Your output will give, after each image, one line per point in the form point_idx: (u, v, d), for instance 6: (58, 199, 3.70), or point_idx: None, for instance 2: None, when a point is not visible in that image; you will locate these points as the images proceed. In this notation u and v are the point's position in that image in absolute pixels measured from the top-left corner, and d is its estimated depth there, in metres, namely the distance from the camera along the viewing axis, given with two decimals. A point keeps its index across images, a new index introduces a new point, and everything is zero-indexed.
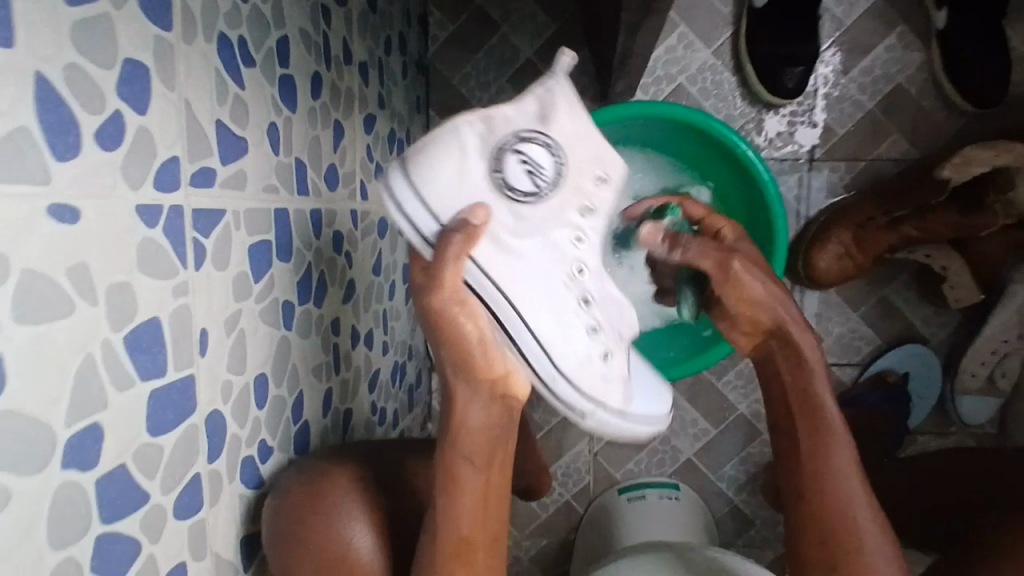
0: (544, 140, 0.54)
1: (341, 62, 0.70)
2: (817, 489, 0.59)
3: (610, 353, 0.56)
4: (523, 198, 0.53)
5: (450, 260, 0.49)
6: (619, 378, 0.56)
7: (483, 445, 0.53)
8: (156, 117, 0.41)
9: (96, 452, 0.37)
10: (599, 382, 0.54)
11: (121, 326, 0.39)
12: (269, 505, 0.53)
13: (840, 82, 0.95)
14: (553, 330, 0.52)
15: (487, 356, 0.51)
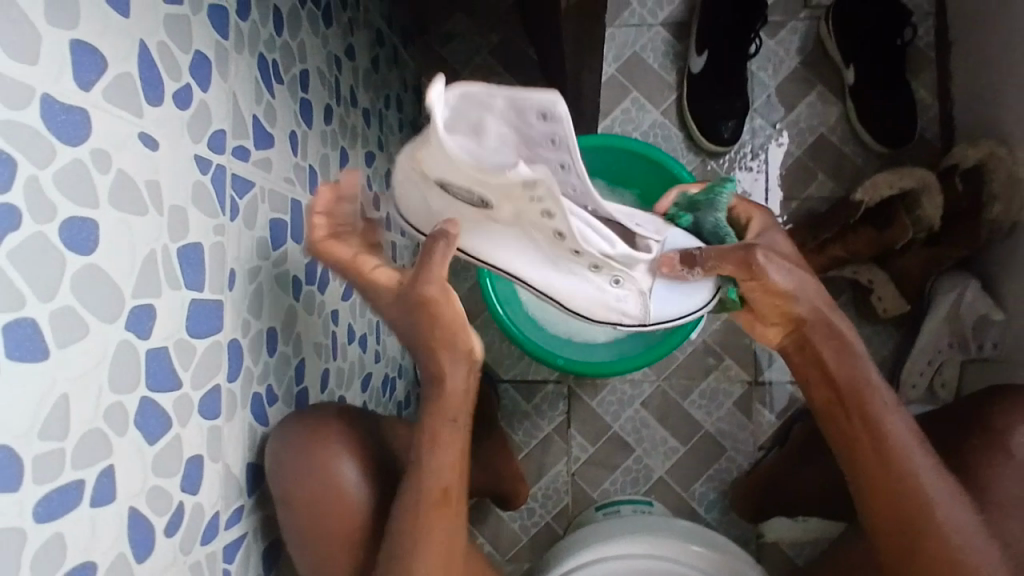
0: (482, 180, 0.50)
1: (348, 103, 0.86)
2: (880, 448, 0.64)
3: (622, 279, 0.63)
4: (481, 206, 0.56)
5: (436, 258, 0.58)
6: (638, 293, 0.65)
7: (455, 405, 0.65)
8: (213, 97, 0.56)
9: (150, 327, 0.48)
10: (615, 301, 0.65)
11: (176, 238, 0.51)
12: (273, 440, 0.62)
13: (771, 133, 1.11)
14: (556, 284, 0.63)
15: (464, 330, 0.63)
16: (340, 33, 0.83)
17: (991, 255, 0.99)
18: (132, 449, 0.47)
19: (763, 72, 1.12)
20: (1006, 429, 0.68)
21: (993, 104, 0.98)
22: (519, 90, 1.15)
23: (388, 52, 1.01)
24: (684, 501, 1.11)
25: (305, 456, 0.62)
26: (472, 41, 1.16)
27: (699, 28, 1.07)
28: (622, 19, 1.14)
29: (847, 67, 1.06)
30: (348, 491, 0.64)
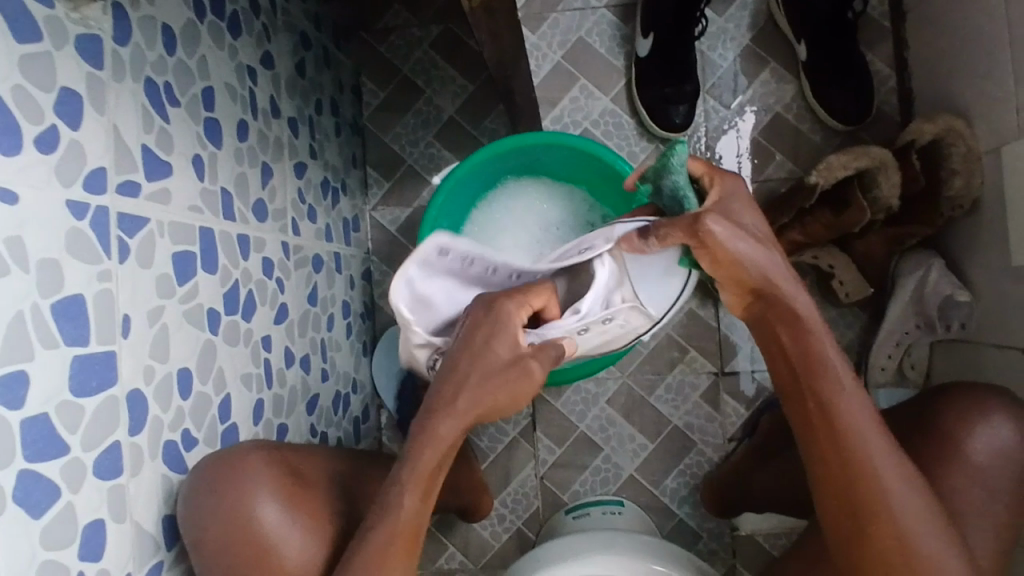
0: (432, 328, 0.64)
1: (269, 115, 0.81)
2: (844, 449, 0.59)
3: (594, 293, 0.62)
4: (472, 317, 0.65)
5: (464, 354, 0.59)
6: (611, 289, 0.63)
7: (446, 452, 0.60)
8: (86, 134, 0.52)
9: (24, 395, 0.45)
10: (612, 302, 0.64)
11: (48, 294, 0.47)
12: (188, 482, 0.59)
13: (725, 115, 1.07)
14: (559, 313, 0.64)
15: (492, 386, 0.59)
16: (253, 42, 0.78)
17: (954, 231, 0.95)
18: (13, 527, 0.44)
19: (714, 51, 1.07)
20: (963, 433, 0.64)
21: (950, 74, 0.93)
22: (462, 84, 1.10)
23: (316, 55, 0.96)
24: (655, 498, 1.08)
25: (218, 499, 0.59)
26: (410, 35, 1.10)
27: (644, 9, 1.02)
28: (565, 2, 1.09)
29: (799, 43, 1.02)
30: (269, 532, 0.60)
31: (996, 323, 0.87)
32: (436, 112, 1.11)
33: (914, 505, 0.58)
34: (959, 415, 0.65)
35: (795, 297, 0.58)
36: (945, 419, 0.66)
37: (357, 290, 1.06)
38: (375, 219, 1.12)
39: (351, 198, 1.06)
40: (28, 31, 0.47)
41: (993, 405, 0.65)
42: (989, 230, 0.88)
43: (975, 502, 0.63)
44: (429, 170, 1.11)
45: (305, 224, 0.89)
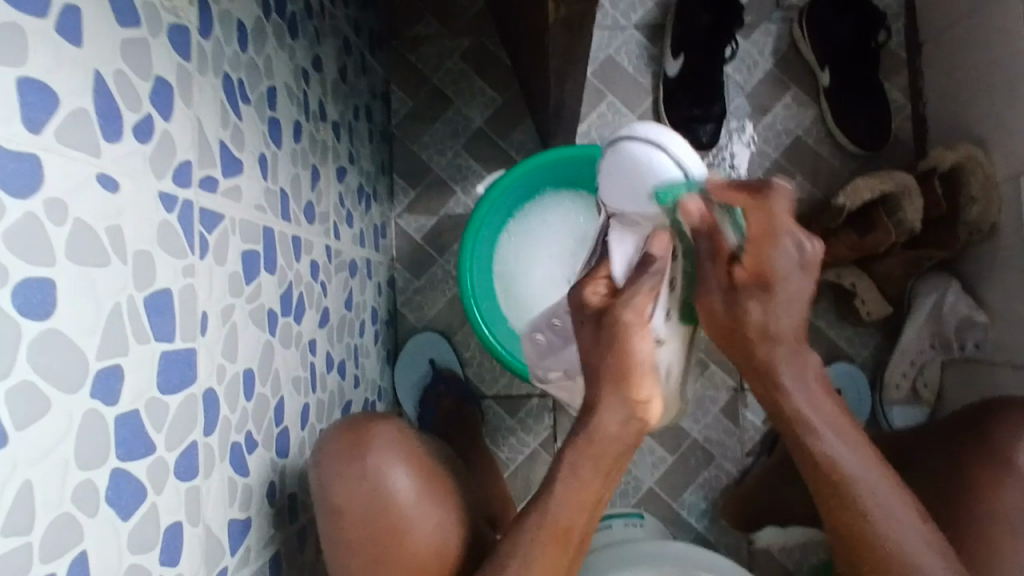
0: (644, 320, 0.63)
1: (318, 118, 0.81)
2: (835, 491, 0.61)
3: None
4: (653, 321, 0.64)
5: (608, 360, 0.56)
6: None
7: (605, 451, 0.57)
8: (176, 126, 0.51)
9: (118, 390, 0.43)
10: None
11: (142, 287, 0.46)
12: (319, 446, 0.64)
13: (748, 136, 1.11)
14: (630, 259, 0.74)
15: (642, 374, 0.57)
16: (307, 45, 0.78)
17: (969, 256, 1.00)
18: (107, 528, 0.42)
19: (739, 74, 1.11)
20: (1008, 448, 0.68)
21: (970, 105, 0.98)
22: (492, 96, 1.11)
23: (355, 60, 0.96)
24: (673, 511, 1.09)
25: (343, 464, 0.62)
26: (442, 45, 1.11)
27: (676, 30, 1.04)
28: (596, 21, 1.11)
29: (822, 70, 1.06)
30: (405, 507, 0.62)
31: (1012, 344, 0.91)
32: (465, 122, 1.11)
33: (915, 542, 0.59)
34: (1006, 434, 0.69)
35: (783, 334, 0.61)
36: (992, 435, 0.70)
37: (383, 296, 1.05)
38: (400, 226, 1.12)
39: (380, 205, 1.05)
40: (129, 17, 0.45)
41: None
42: (1006, 255, 0.92)
43: (1022, 520, 0.65)
44: (456, 180, 1.11)
45: (344, 228, 0.89)
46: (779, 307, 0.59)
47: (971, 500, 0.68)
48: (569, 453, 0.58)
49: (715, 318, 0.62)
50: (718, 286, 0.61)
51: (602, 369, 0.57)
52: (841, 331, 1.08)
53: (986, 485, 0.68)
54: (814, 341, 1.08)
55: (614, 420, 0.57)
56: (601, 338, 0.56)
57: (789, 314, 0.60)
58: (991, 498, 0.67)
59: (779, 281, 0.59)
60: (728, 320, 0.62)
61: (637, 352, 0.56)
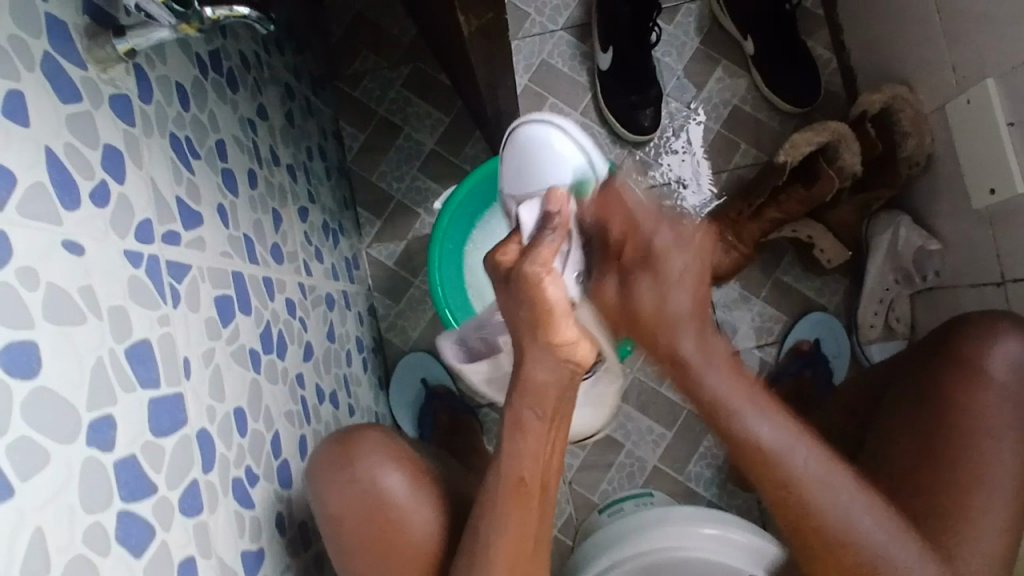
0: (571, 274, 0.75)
1: (271, 163, 0.85)
2: (767, 472, 0.65)
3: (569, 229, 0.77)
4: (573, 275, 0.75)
5: (527, 300, 0.57)
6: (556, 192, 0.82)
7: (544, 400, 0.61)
8: (131, 188, 0.54)
9: (112, 437, 0.46)
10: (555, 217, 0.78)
11: (121, 339, 0.49)
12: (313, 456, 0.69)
13: (688, 113, 1.15)
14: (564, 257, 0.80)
15: (562, 319, 0.57)
16: (249, 96, 0.82)
17: (915, 189, 1.04)
18: (121, 567, 0.45)
19: (669, 56, 1.15)
20: (979, 357, 0.71)
21: (887, 48, 1.03)
22: (439, 117, 1.15)
23: (300, 104, 1.00)
24: (681, 484, 1.12)
25: (343, 470, 0.67)
26: (382, 77, 1.15)
27: (601, 25, 1.09)
28: (525, 29, 1.16)
29: (746, 39, 1.11)
30: (399, 501, 0.67)
31: (967, 265, 0.95)
32: (417, 146, 1.15)
33: (850, 506, 0.65)
34: (974, 343, 0.72)
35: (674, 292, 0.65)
36: (970, 344, 0.72)
37: (366, 325, 1.08)
38: (371, 256, 1.15)
39: (347, 238, 1.09)
40: (70, 93, 0.49)
41: (1005, 326, 0.72)
42: (946, 182, 0.97)
43: (1002, 421, 0.68)
44: (418, 202, 1.15)
45: (314, 265, 0.92)
46: (665, 282, 0.65)
47: (952, 418, 0.70)
48: (513, 403, 0.62)
49: (635, 307, 0.67)
50: (612, 277, 0.70)
51: (524, 318, 0.58)
52: (809, 283, 1.11)
53: (970, 395, 0.70)
54: (785, 297, 1.11)
55: (544, 370, 0.60)
56: (513, 289, 0.58)
57: (673, 300, 0.65)
58: (972, 408, 0.69)
59: (659, 256, 0.66)
60: (618, 302, 0.70)
61: (551, 297, 0.56)
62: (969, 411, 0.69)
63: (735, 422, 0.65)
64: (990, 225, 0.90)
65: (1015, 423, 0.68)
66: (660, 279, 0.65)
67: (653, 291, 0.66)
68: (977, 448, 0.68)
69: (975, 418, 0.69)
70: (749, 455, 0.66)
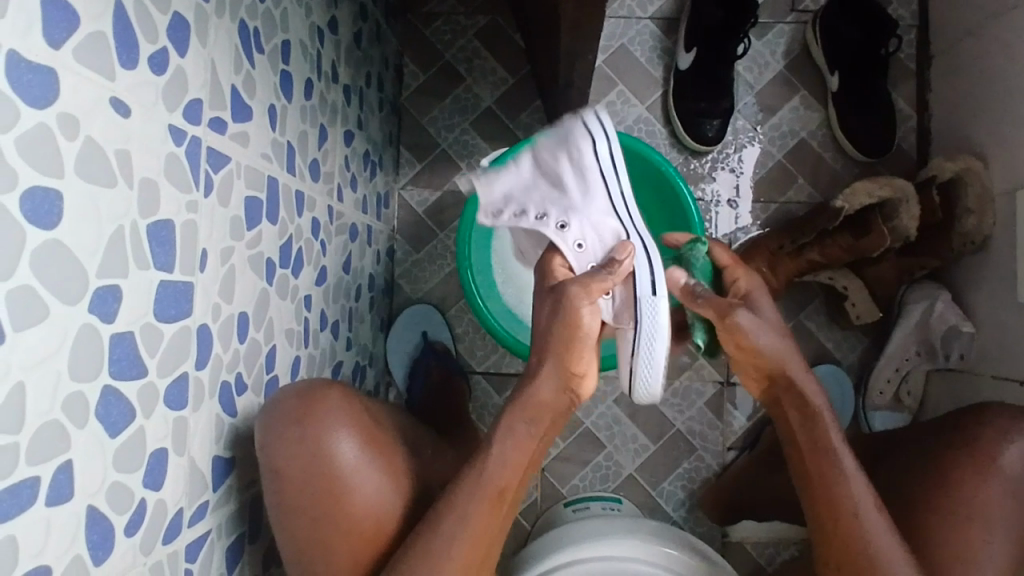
0: (576, 159, 0.74)
1: (329, 78, 0.82)
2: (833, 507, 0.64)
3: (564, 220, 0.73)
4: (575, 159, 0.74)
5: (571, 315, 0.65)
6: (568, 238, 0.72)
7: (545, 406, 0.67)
8: (190, 64, 0.52)
9: (116, 310, 0.44)
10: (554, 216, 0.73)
11: (146, 215, 0.47)
12: (277, 392, 0.66)
13: (753, 135, 1.12)
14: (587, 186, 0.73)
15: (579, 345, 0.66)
16: (324, 5, 0.79)
17: (961, 267, 1.01)
18: (93, 442, 0.43)
19: (749, 73, 1.12)
20: (991, 451, 0.68)
21: (972, 119, 1.00)
22: (503, 76, 1.12)
23: (371, 29, 0.98)
24: (651, 499, 1.11)
25: (299, 430, 0.63)
26: (458, 23, 1.12)
27: (690, 23, 1.06)
28: (612, 9, 1.12)
29: (832, 74, 1.08)
30: (348, 470, 0.65)
31: (995, 355, 0.92)
32: (474, 100, 1.12)
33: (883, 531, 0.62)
34: (990, 434, 0.69)
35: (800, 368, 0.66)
36: (976, 440, 0.70)
37: (381, 265, 1.06)
38: (403, 198, 1.13)
39: (384, 174, 1.06)
40: None
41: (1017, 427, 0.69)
42: (997, 267, 0.94)
43: (1001, 520, 0.65)
44: (462, 156, 1.12)
45: (347, 192, 0.90)
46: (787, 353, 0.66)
47: (939, 510, 0.67)
48: (512, 411, 0.66)
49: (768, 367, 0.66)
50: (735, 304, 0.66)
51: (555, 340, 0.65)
52: (830, 334, 1.09)
53: (964, 490, 0.67)
54: (802, 342, 1.09)
55: (549, 388, 0.67)
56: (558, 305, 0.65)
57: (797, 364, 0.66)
58: (963, 502, 0.67)
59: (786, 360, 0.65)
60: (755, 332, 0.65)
61: (583, 324, 0.65)
62: (955, 504, 0.67)
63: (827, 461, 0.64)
64: None
65: (1006, 527, 0.65)
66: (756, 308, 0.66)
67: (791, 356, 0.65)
68: (958, 543, 0.65)
69: (964, 514, 0.66)
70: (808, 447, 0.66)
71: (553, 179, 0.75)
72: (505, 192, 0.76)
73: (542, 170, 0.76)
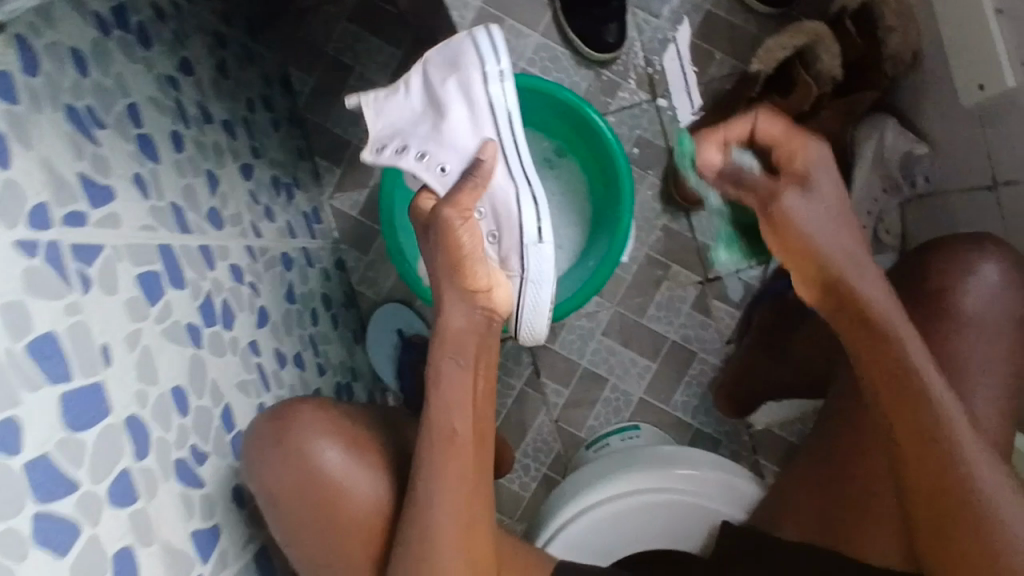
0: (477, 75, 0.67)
1: (201, 121, 0.80)
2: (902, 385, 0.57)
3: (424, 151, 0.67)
4: (456, 78, 0.67)
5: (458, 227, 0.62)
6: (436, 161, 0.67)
7: (457, 339, 0.65)
8: (19, 170, 0.50)
9: (18, 440, 0.44)
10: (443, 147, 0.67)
11: (18, 337, 0.46)
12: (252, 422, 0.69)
13: (656, 25, 1.06)
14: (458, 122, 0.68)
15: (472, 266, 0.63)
16: (167, 51, 0.76)
17: (900, 89, 0.96)
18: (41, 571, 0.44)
19: None
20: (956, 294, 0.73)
21: None
22: (390, 53, 1.09)
23: (236, 53, 0.94)
24: (668, 415, 1.08)
25: (278, 453, 0.68)
26: (328, 14, 1.08)
27: None
28: None
29: None
30: (337, 474, 0.69)
31: (957, 167, 0.88)
32: (370, 86, 1.09)
33: (947, 398, 0.57)
34: (950, 276, 0.74)
35: (819, 168, 0.60)
36: (934, 287, 0.75)
37: (334, 280, 1.04)
38: (335, 207, 1.10)
39: (305, 190, 1.04)
40: None
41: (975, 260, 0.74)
42: (932, 78, 0.89)
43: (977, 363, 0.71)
44: None
45: (265, 225, 0.88)
46: (817, 172, 0.59)
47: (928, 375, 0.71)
48: (434, 353, 0.65)
49: (765, 186, 0.60)
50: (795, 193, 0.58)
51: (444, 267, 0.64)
52: None
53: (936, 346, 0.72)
54: None
55: (459, 316, 0.65)
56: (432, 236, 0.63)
57: (832, 236, 0.58)
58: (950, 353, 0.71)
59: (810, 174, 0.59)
60: (769, 226, 0.59)
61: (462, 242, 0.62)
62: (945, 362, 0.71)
63: (875, 323, 0.58)
64: (980, 124, 0.83)
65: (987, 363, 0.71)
66: (803, 179, 0.59)
67: (802, 206, 0.58)
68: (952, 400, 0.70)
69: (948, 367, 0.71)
70: (859, 344, 0.59)
71: (436, 107, 0.68)
72: (395, 125, 0.70)
73: (427, 95, 0.69)
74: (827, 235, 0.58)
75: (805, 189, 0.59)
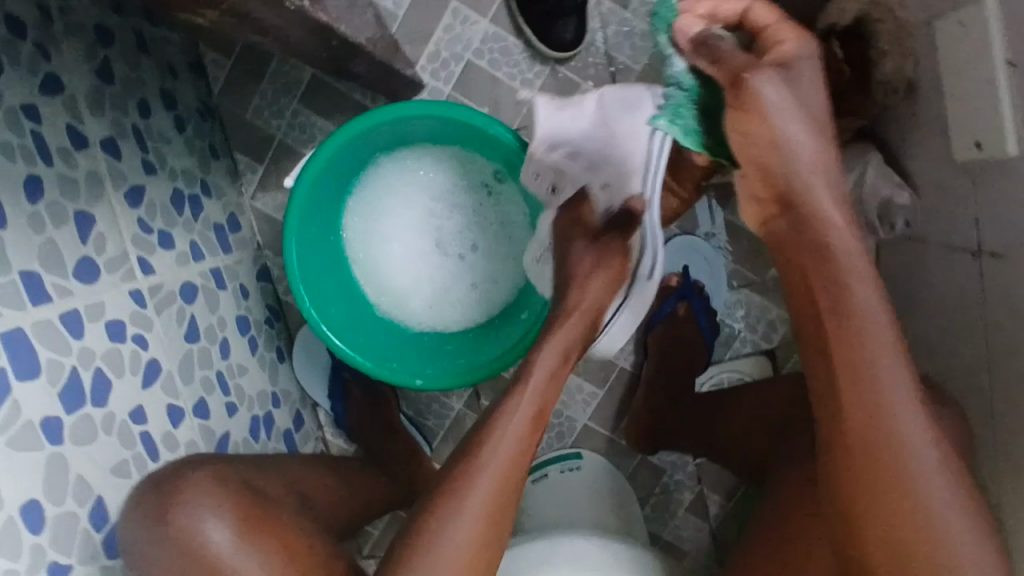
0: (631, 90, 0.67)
1: (70, 149, 0.67)
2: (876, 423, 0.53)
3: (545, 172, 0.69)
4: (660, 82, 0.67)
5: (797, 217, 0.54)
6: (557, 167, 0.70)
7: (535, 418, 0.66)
8: None
9: None
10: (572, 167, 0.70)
11: None
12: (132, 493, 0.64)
13: (623, 16, 0.92)
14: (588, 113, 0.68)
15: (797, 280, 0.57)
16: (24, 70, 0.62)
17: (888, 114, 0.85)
18: None
19: None
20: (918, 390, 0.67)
21: None
22: None
23: (126, 43, 0.79)
24: (613, 442, 1.03)
25: (155, 530, 0.62)
26: None
27: None
28: None
29: None
30: (219, 556, 0.62)
31: (939, 220, 0.79)
32: (295, 72, 0.96)
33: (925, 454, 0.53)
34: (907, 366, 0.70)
35: (786, 35, 0.53)
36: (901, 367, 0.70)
37: (256, 296, 0.95)
38: (257, 209, 0.99)
39: (219, 197, 0.92)
40: None
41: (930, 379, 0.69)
42: (926, 116, 0.78)
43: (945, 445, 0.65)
44: (304, 142, 0.97)
45: (159, 257, 0.77)
46: (797, 73, 0.52)
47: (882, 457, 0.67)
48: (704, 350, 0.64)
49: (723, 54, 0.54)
50: (768, 80, 0.50)
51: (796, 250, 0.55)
52: None
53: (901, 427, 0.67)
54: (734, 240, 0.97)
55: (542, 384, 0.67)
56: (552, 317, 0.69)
57: (808, 143, 0.52)
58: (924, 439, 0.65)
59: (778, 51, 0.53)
60: (758, 160, 0.53)
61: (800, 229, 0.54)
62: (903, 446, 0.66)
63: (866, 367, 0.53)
64: (970, 181, 0.72)
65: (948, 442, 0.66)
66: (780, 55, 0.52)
67: (776, 94, 0.50)
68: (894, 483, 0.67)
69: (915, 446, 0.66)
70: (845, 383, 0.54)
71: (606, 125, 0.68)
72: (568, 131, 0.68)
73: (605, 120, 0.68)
74: (811, 184, 0.52)
75: (787, 70, 0.51)
